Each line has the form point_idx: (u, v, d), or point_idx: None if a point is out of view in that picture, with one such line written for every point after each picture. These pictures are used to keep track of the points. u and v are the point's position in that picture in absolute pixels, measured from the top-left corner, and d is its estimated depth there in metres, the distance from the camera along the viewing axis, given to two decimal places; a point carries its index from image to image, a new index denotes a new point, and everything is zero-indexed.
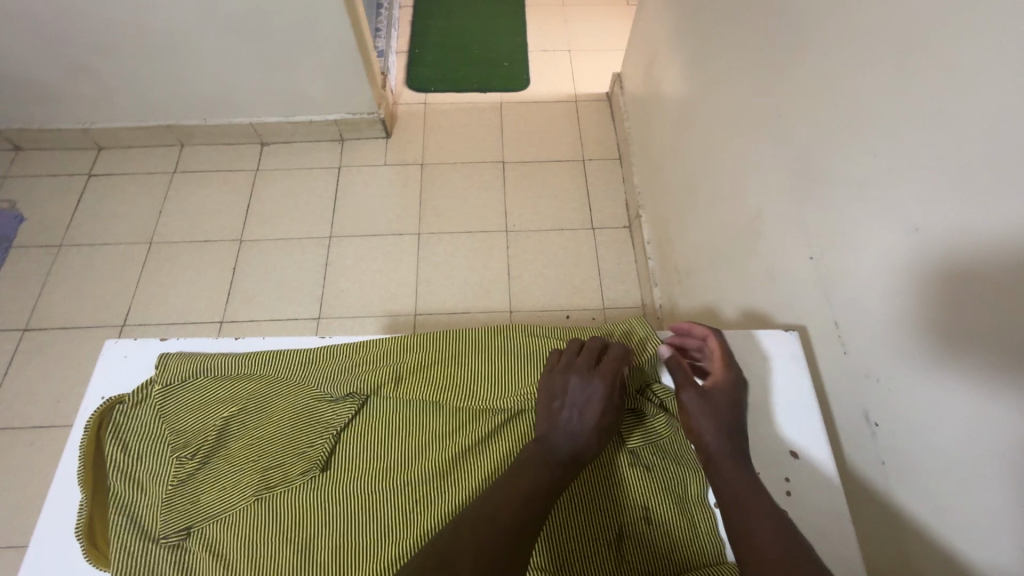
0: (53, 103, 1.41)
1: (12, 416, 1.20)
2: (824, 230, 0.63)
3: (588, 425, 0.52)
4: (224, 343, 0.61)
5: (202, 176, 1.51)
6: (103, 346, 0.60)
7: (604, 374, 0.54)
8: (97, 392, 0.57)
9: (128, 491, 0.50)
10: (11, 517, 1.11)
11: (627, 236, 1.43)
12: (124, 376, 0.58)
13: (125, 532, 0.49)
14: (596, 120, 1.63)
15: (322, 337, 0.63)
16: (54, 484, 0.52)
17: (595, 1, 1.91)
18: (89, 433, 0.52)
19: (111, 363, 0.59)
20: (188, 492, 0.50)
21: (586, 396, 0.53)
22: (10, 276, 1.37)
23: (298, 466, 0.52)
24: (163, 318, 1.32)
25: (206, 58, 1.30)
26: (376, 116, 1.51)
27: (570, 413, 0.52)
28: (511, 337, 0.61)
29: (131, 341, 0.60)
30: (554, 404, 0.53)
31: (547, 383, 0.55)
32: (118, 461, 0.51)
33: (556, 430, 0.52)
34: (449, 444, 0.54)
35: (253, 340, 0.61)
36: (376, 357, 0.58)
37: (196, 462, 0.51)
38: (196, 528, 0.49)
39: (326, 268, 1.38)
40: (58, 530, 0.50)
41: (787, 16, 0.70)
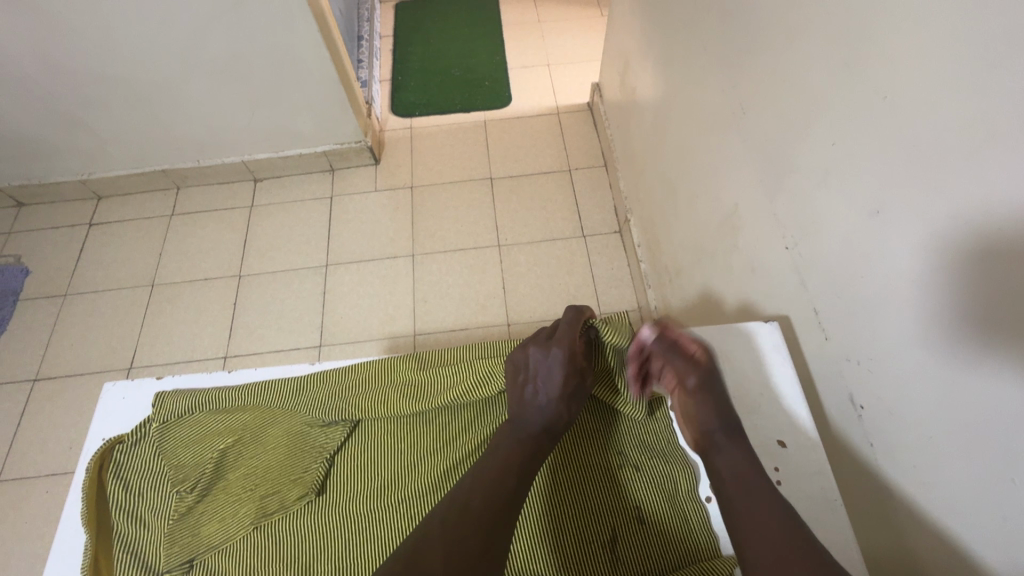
0: (52, 157, 1.46)
1: (27, 466, 1.22)
2: (796, 220, 0.64)
3: (554, 392, 0.55)
4: (218, 376, 0.62)
5: (199, 216, 1.55)
6: (102, 389, 0.61)
7: (561, 343, 0.59)
8: (98, 434, 0.58)
9: (131, 528, 0.52)
10: (31, 565, 1.12)
11: (618, 241, 1.45)
12: (123, 418, 0.59)
13: (130, 569, 0.50)
14: (580, 130, 1.65)
15: (313, 364, 0.64)
16: (59, 528, 0.53)
17: (569, 15, 1.96)
18: (89, 475, 0.54)
19: (110, 405, 0.60)
20: (189, 524, 0.52)
21: (549, 365, 0.57)
22: (18, 328, 1.40)
23: (294, 490, 0.53)
24: (168, 357, 1.34)
25: (194, 103, 1.34)
26: (363, 144, 1.54)
27: (537, 386, 0.56)
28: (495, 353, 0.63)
29: (128, 382, 0.62)
30: (522, 383, 0.57)
31: (512, 360, 0.59)
32: (121, 499, 0.53)
33: (524, 405, 0.55)
34: (440, 461, 0.56)
35: (245, 371, 0.62)
36: (367, 379, 0.60)
37: (194, 495, 0.53)
38: (198, 560, 0.51)
39: (324, 296, 1.40)
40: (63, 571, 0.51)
41: (744, 15, 0.72)
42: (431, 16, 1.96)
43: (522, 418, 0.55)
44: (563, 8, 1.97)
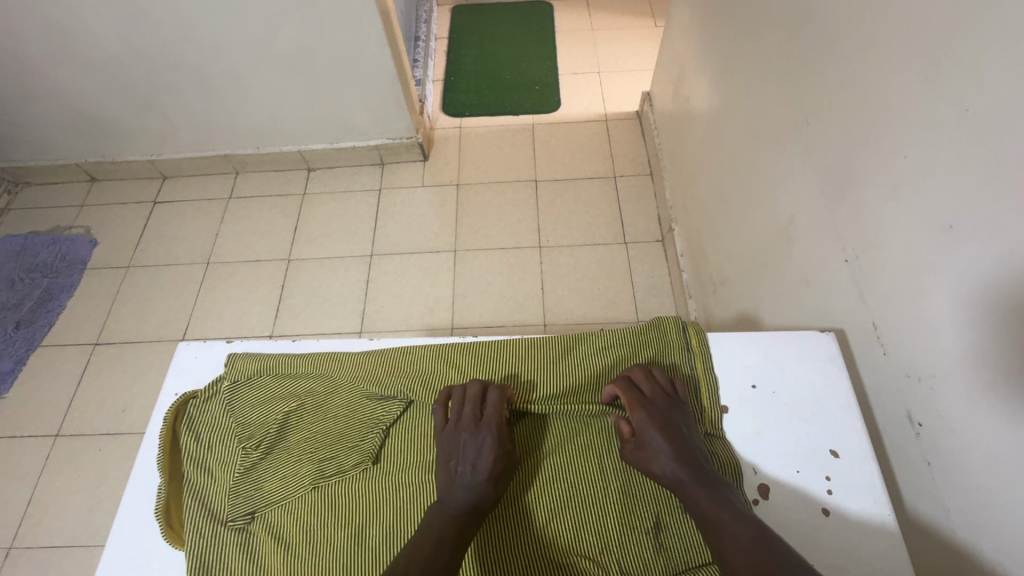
0: (126, 137, 1.56)
1: (84, 424, 1.29)
2: (858, 233, 0.64)
3: (481, 474, 0.53)
4: (284, 344, 0.65)
5: (255, 200, 1.62)
6: (177, 347, 0.65)
7: (490, 424, 0.56)
8: (171, 389, 0.62)
9: (200, 477, 0.55)
10: (82, 516, 1.19)
11: (660, 249, 1.44)
12: (194, 375, 0.63)
13: (196, 516, 0.53)
14: (627, 138, 1.66)
15: (372, 340, 0.67)
16: (135, 471, 0.57)
17: (622, 24, 1.97)
18: (166, 425, 0.57)
19: (184, 363, 0.64)
20: (254, 479, 0.55)
21: (476, 447, 0.55)
22: (84, 295, 1.49)
23: (353, 454, 0.56)
24: (218, 332, 1.41)
25: (259, 93, 1.41)
26: (414, 140, 1.58)
27: (463, 465, 0.54)
28: (549, 345, 0.65)
29: (199, 343, 0.66)
30: (447, 458, 0.55)
31: (442, 441, 0.57)
32: (191, 450, 0.56)
33: (454, 484, 0.53)
34: None
35: (310, 343, 0.65)
36: (427, 359, 0.63)
37: (259, 452, 0.55)
38: (260, 513, 0.54)
39: (368, 284, 1.44)
40: (139, 507, 0.56)
41: (812, 26, 0.72)
42: (485, 20, 2.01)
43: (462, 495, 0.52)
44: (617, 17, 1.99)
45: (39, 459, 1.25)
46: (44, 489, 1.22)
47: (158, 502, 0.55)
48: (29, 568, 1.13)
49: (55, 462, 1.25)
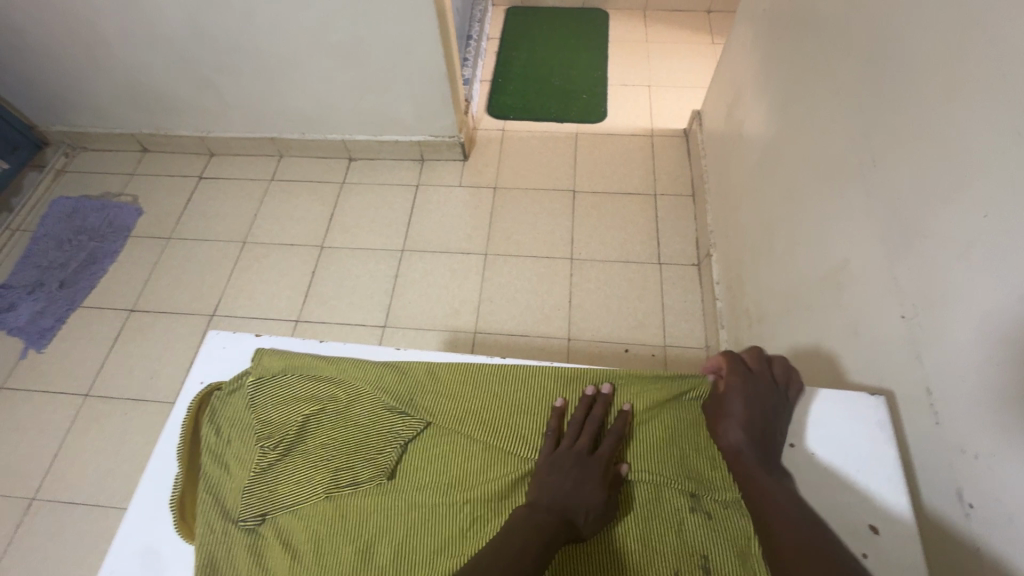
0: (180, 113, 1.60)
1: (112, 388, 1.33)
2: (920, 290, 0.60)
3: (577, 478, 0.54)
4: (311, 345, 0.65)
5: (295, 185, 1.64)
6: (206, 335, 0.67)
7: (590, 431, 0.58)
8: (198, 377, 0.63)
9: (217, 471, 0.55)
10: (101, 478, 1.22)
11: (695, 274, 1.40)
12: (221, 366, 0.64)
13: (209, 511, 0.53)
14: (672, 155, 1.62)
15: (398, 349, 0.67)
16: (156, 456, 0.58)
17: (678, 37, 1.92)
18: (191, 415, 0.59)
19: (211, 352, 0.65)
20: (268, 480, 0.54)
21: (574, 455, 0.56)
22: (125, 262, 1.54)
23: (367, 468, 0.55)
24: (247, 310, 1.43)
25: (310, 80, 1.43)
26: (456, 139, 1.58)
27: (560, 471, 0.55)
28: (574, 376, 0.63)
29: (230, 333, 0.66)
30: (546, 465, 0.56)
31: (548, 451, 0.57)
32: (212, 442, 0.57)
33: (545, 490, 0.54)
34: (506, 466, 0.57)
35: (336, 346, 0.66)
36: (455, 378, 0.62)
37: (276, 453, 0.56)
38: (270, 516, 0.53)
39: (395, 280, 1.45)
40: (156, 494, 0.57)
41: (891, 65, 0.68)
42: (539, 23, 1.99)
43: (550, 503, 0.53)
44: (673, 30, 1.94)
45: (67, 417, 1.30)
46: (68, 447, 1.26)
47: (174, 489, 0.56)
48: (48, 521, 1.17)
49: (82, 422, 1.29)
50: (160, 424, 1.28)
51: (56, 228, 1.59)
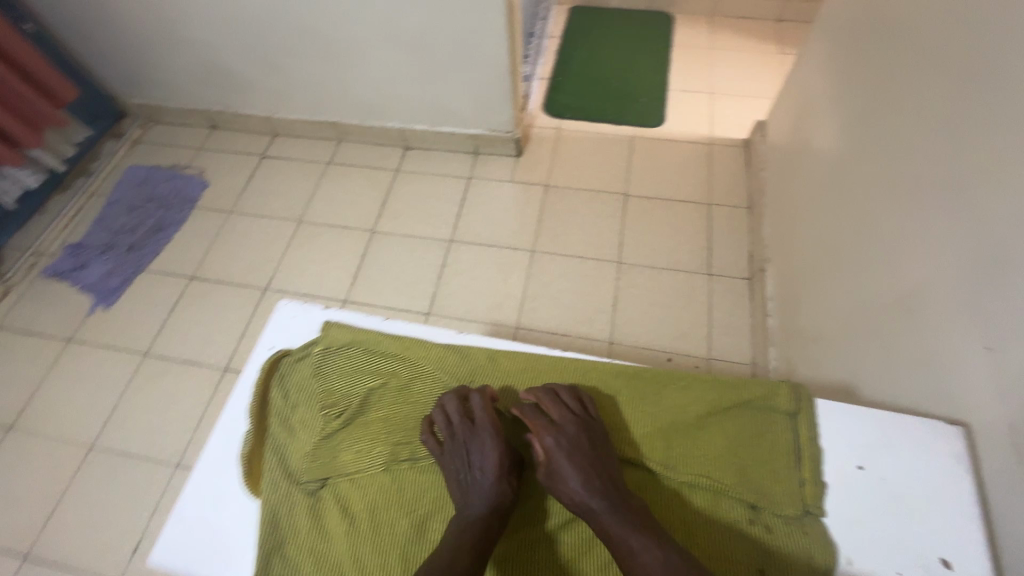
0: (248, 92, 1.67)
1: (169, 349, 1.40)
2: (1007, 322, 0.56)
3: (492, 474, 0.54)
4: (377, 321, 0.69)
5: (351, 169, 1.69)
6: (279, 304, 0.72)
7: (485, 426, 0.57)
8: (269, 342, 0.69)
9: (283, 434, 0.60)
10: (153, 433, 1.29)
11: (746, 288, 1.36)
12: (290, 333, 0.68)
13: (275, 470, 0.57)
14: (730, 166, 1.58)
15: (459, 332, 0.69)
16: (228, 413, 0.64)
17: (744, 46, 1.87)
18: (262, 377, 0.63)
19: (281, 319, 0.69)
20: (331, 446, 0.58)
21: (481, 452, 0.56)
22: (188, 231, 1.61)
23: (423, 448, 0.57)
24: (298, 287, 1.48)
25: (375, 68, 1.46)
26: (511, 135, 1.59)
27: (471, 475, 0.55)
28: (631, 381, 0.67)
29: (299, 303, 0.70)
30: (455, 473, 0.55)
31: (451, 455, 0.56)
32: (280, 406, 0.61)
33: (462, 493, 0.54)
34: None
35: (400, 323, 0.68)
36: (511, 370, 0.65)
37: (339, 422, 0.59)
38: (330, 481, 0.57)
39: (442, 269, 1.47)
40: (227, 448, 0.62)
41: (991, 80, 0.63)
42: (601, 23, 1.97)
43: (470, 504, 0.53)
44: (740, 38, 1.89)
45: (127, 373, 1.37)
46: (126, 401, 1.33)
47: (244, 446, 0.61)
48: (104, 469, 1.25)
49: (139, 378, 1.36)
50: (210, 387, 1.34)
51: (128, 194, 1.69)
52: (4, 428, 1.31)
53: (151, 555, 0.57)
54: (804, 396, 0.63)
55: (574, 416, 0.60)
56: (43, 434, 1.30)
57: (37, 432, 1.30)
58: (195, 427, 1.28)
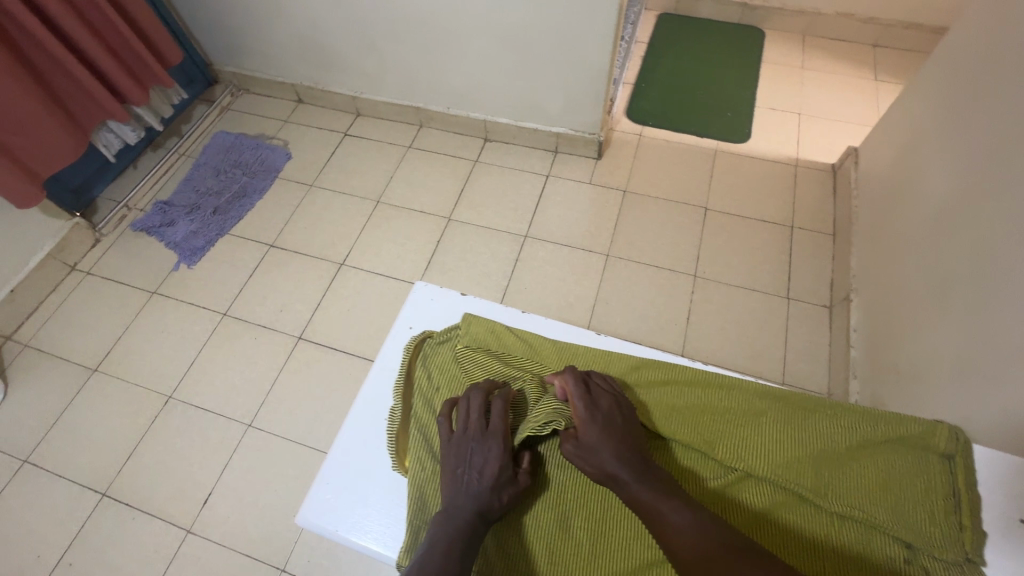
0: (339, 70, 1.70)
1: (246, 312, 1.45)
2: None
3: (488, 482, 0.58)
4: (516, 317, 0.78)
5: (430, 155, 1.71)
6: (414, 286, 0.82)
7: (497, 432, 0.60)
8: (406, 320, 0.79)
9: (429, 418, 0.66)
10: (228, 391, 1.33)
11: (825, 316, 1.33)
12: (428, 315, 0.79)
13: (423, 452, 0.64)
14: (815, 189, 1.54)
15: (595, 334, 0.77)
16: (370, 380, 0.74)
17: (837, 68, 1.82)
18: (408, 355, 0.70)
19: (420, 302, 0.80)
20: None
21: (483, 454, 0.59)
22: (270, 200, 1.66)
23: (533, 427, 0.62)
24: (373, 266, 1.50)
25: (471, 58, 1.47)
26: (595, 137, 1.58)
27: (469, 472, 0.58)
28: (770, 394, 0.61)
29: (435, 288, 0.81)
30: (457, 468, 0.59)
31: (457, 449, 0.60)
32: (425, 387, 0.68)
33: (458, 491, 0.58)
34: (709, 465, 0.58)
35: (536, 322, 0.78)
36: (631, 370, 0.66)
37: None
38: None
39: (516, 263, 1.48)
40: (368, 411, 0.72)
41: None
42: (690, 33, 1.95)
43: (461, 505, 0.56)
44: (833, 60, 1.84)
45: (206, 330, 1.42)
46: (204, 357, 1.38)
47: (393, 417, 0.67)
48: (180, 420, 1.30)
49: (217, 337, 1.41)
50: (284, 354, 1.37)
51: (216, 158, 1.74)
52: (90, 370, 1.38)
53: (306, 512, 0.66)
54: (962, 438, 0.55)
55: (608, 393, 0.62)
56: (125, 379, 1.36)
57: (120, 378, 1.36)
58: (268, 390, 1.32)
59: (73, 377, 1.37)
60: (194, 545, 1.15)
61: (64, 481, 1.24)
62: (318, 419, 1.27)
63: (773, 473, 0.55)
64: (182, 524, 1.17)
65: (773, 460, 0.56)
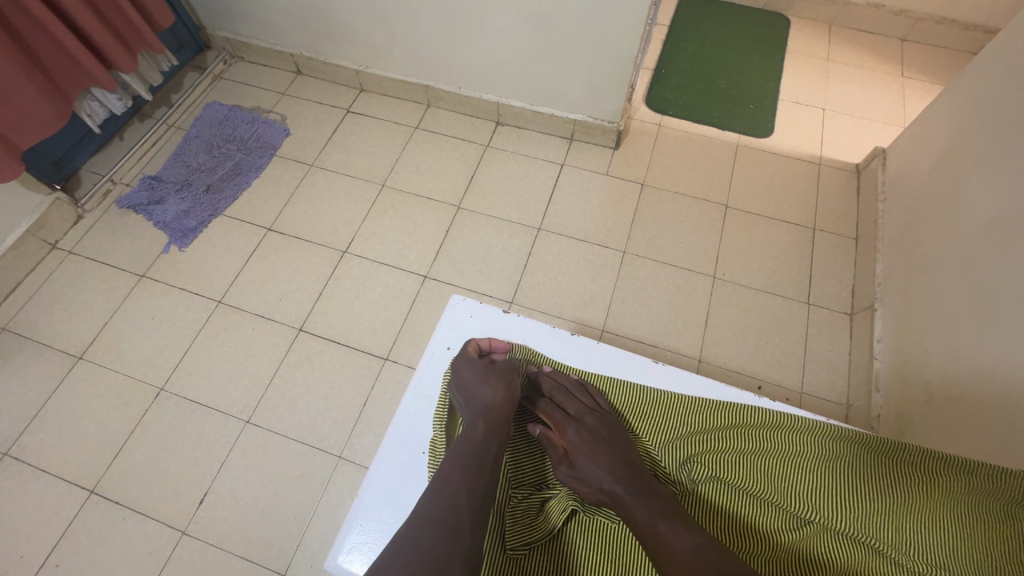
0: (344, 42, 1.59)
1: (243, 300, 1.37)
2: None
3: (493, 395, 0.67)
4: (563, 342, 0.78)
5: (439, 138, 1.62)
6: (453, 300, 0.81)
7: (503, 366, 0.71)
8: (445, 337, 0.78)
9: None
10: (224, 385, 1.26)
11: (846, 324, 1.30)
12: (465, 330, 0.78)
13: None
14: (839, 190, 1.49)
15: (652, 361, 0.76)
16: (404, 402, 0.73)
17: (863, 62, 1.76)
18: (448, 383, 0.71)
19: (459, 317, 0.79)
20: (526, 480, 0.67)
21: (491, 376, 0.69)
22: (269, 179, 1.56)
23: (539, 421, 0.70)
24: (378, 255, 1.43)
25: (489, 36, 1.38)
26: (614, 126, 1.51)
27: (477, 391, 0.67)
28: (836, 446, 0.62)
29: (474, 304, 0.80)
30: (464, 387, 0.68)
31: (461, 371, 0.70)
32: None
33: (471, 407, 0.66)
34: (777, 519, 0.60)
35: (588, 350, 0.77)
36: (692, 414, 0.66)
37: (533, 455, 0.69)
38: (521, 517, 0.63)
39: (529, 256, 1.41)
40: (401, 436, 0.70)
41: None
42: (713, 17, 1.86)
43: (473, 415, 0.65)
44: (859, 53, 1.78)
45: (200, 318, 1.34)
46: (198, 348, 1.31)
47: (435, 454, 0.66)
48: (174, 415, 1.23)
49: (212, 326, 1.33)
50: (284, 346, 1.30)
51: (208, 132, 1.63)
52: (74, 358, 1.29)
53: (336, 555, 0.63)
54: None
55: (592, 410, 0.68)
56: (113, 369, 1.28)
57: (108, 367, 1.28)
58: (267, 385, 1.25)
59: (56, 366, 1.28)
60: (189, 548, 1.09)
61: (48, 477, 1.17)
62: (320, 417, 1.21)
63: (850, 528, 0.57)
64: (178, 526, 1.11)
65: (844, 519, 0.58)
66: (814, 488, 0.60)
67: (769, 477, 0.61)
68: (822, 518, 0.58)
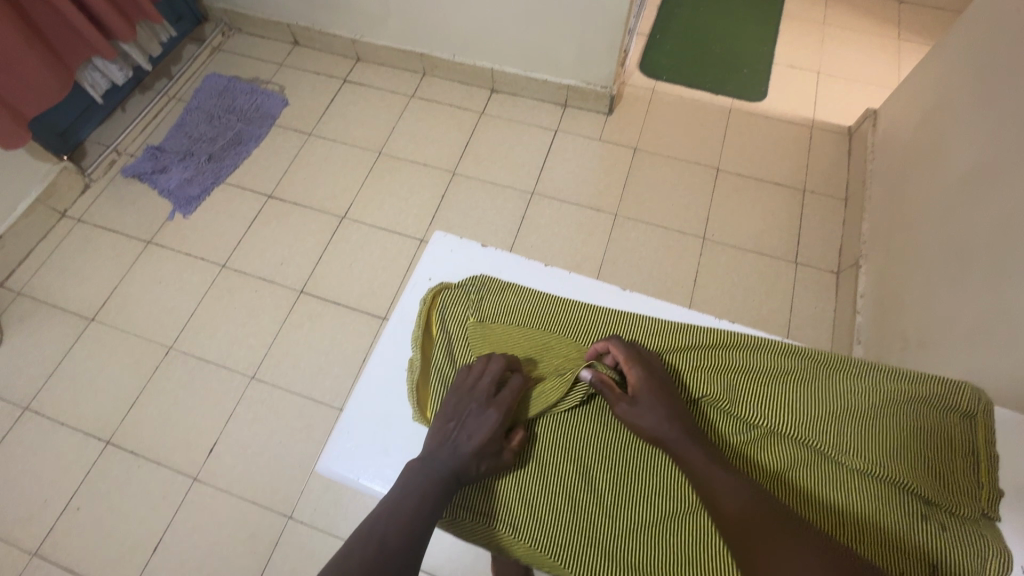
0: (339, 12, 1.60)
1: (246, 264, 1.41)
2: None
3: (472, 447, 0.61)
4: (536, 273, 0.80)
5: (435, 106, 1.64)
6: (434, 237, 0.84)
7: (500, 403, 0.64)
8: (427, 271, 0.81)
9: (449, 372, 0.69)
10: (229, 344, 1.31)
11: (832, 282, 1.33)
12: (446, 265, 0.81)
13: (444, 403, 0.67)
14: (831, 152, 1.50)
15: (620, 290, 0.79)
16: (388, 328, 0.76)
17: (860, 25, 1.75)
18: (427, 307, 0.73)
19: (440, 253, 0.82)
20: None
21: (478, 419, 0.63)
22: (268, 149, 1.59)
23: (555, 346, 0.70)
24: (375, 220, 1.46)
25: (481, 3, 1.39)
26: (607, 91, 1.52)
27: (461, 434, 0.62)
28: (790, 359, 0.66)
29: (454, 240, 0.83)
30: (448, 425, 0.63)
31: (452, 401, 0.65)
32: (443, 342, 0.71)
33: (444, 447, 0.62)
34: (732, 420, 0.63)
35: (561, 279, 0.79)
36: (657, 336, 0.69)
37: None
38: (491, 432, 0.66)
39: (523, 220, 1.45)
40: (385, 359, 0.75)
41: None
42: None
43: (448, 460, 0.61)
44: (857, 16, 1.76)
45: (205, 281, 1.40)
46: (204, 309, 1.36)
47: (415, 372, 0.70)
48: (183, 371, 1.29)
49: (217, 289, 1.38)
50: (287, 306, 1.35)
51: (207, 102, 1.66)
52: (87, 320, 1.35)
53: (326, 461, 0.69)
54: (983, 399, 0.62)
55: (665, 373, 0.66)
56: (124, 330, 1.34)
57: (119, 328, 1.34)
58: (271, 343, 1.31)
59: (70, 327, 1.34)
60: (201, 493, 1.16)
61: (67, 429, 1.23)
62: (322, 373, 1.27)
63: (799, 428, 0.62)
64: (189, 474, 1.18)
65: (793, 419, 0.62)
66: (769, 393, 0.63)
67: (728, 385, 0.64)
68: (773, 421, 0.62)
